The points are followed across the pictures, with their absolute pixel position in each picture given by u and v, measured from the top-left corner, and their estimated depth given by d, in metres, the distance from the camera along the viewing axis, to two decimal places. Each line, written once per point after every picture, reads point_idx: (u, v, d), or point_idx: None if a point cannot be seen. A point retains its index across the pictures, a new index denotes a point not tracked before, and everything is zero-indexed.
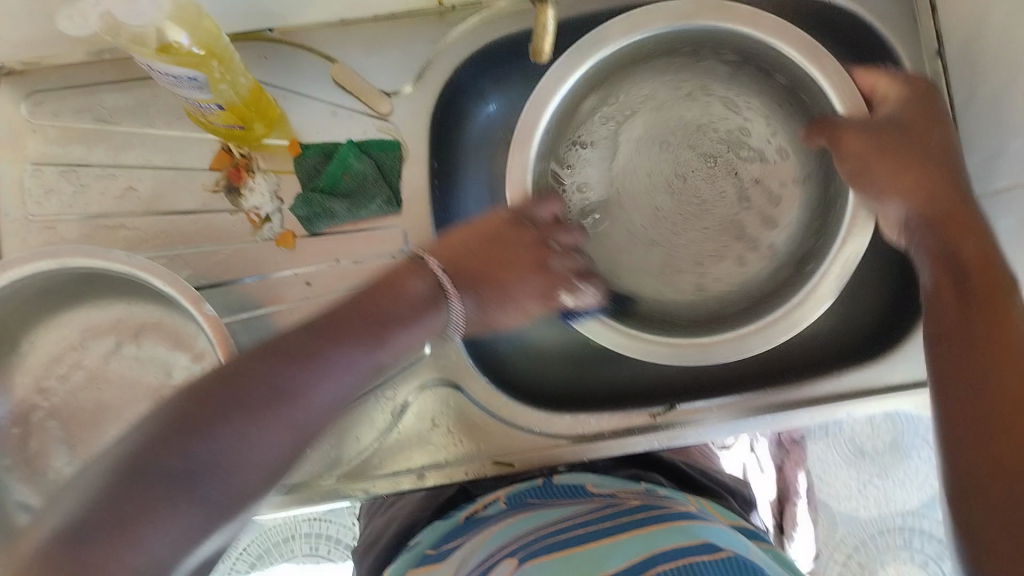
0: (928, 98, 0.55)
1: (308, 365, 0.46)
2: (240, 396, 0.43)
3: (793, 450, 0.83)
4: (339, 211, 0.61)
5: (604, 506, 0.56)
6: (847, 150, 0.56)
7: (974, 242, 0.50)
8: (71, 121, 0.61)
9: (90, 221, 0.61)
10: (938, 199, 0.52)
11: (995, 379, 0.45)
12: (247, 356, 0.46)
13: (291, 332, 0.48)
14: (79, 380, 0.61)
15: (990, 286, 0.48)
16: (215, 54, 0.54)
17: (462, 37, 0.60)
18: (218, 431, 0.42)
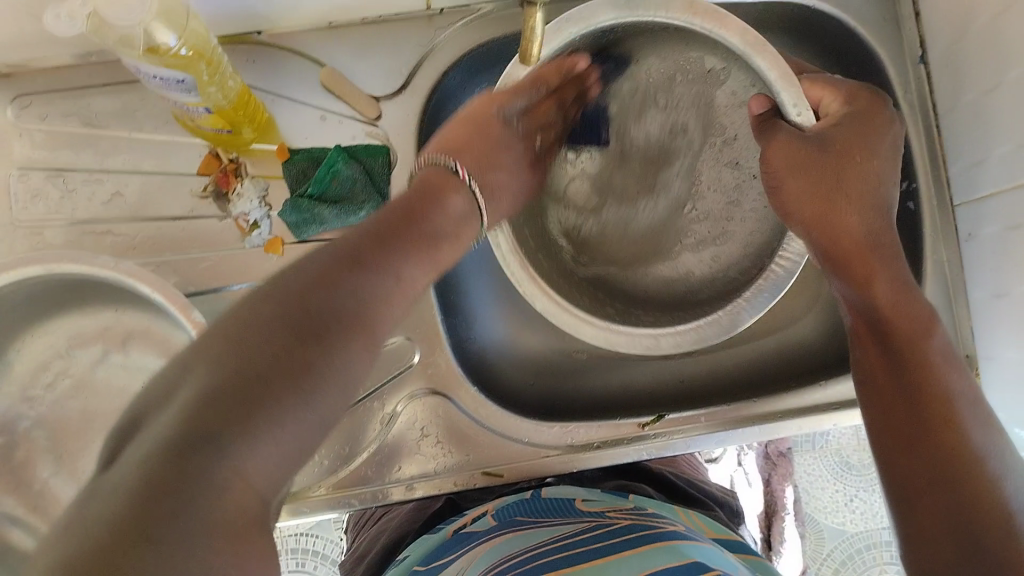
0: (871, 114, 0.53)
1: (384, 291, 0.41)
2: (324, 324, 0.37)
3: (779, 463, 0.91)
4: (329, 217, 0.58)
5: (594, 525, 0.54)
6: (772, 165, 0.51)
7: (885, 285, 0.48)
8: (58, 125, 0.61)
9: (77, 228, 0.60)
10: (839, 237, 0.50)
11: (921, 419, 0.44)
12: (301, 274, 0.39)
13: (343, 246, 0.41)
14: (67, 389, 0.61)
15: (907, 330, 0.47)
16: (205, 56, 0.50)
17: (451, 39, 0.61)
18: (312, 360, 0.36)
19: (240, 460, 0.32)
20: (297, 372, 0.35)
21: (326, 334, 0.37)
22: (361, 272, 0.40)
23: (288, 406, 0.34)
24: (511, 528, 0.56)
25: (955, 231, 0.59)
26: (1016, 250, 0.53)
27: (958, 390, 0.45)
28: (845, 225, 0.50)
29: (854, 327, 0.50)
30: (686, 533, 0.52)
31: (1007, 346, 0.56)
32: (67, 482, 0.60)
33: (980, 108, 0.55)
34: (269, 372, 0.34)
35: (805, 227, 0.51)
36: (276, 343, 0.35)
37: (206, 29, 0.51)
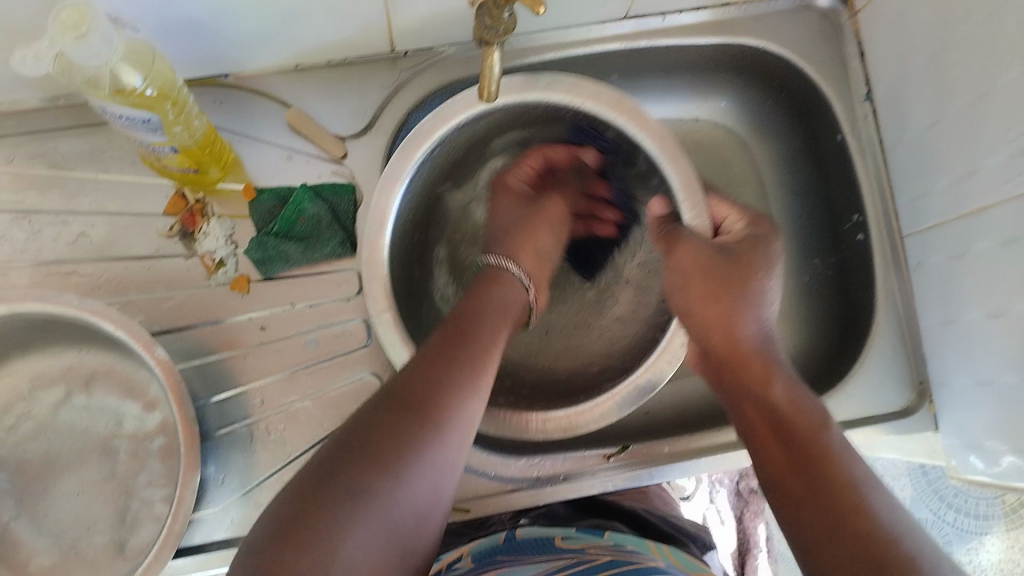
0: (768, 237, 0.56)
1: (432, 430, 0.45)
2: (393, 432, 0.44)
3: (751, 501, 0.90)
4: (294, 253, 0.59)
5: (572, 562, 0.53)
6: (680, 265, 0.55)
7: (782, 388, 0.50)
8: (25, 167, 0.61)
9: (42, 268, 0.60)
10: (725, 337, 0.53)
11: (838, 504, 0.43)
12: (356, 421, 0.45)
13: (394, 381, 0.47)
14: (28, 430, 0.60)
15: (807, 429, 0.48)
16: (170, 96, 0.52)
17: (412, 81, 0.62)
18: (386, 448, 0.43)
19: (360, 517, 0.41)
20: (372, 474, 0.42)
21: (386, 428, 0.44)
22: (449, 368, 0.48)
23: (371, 490, 0.42)
24: (488, 567, 0.55)
25: (903, 259, 0.61)
26: (961, 277, 0.55)
27: (856, 479, 0.45)
28: (736, 332, 0.53)
29: (751, 430, 0.50)
30: (663, 568, 0.52)
31: (956, 370, 0.57)
32: (29, 526, 0.59)
33: (922, 140, 0.57)
34: (349, 472, 0.42)
35: (704, 328, 0.53)
36: (359, 450, 0.43)
37: (171, 69, 0.52)
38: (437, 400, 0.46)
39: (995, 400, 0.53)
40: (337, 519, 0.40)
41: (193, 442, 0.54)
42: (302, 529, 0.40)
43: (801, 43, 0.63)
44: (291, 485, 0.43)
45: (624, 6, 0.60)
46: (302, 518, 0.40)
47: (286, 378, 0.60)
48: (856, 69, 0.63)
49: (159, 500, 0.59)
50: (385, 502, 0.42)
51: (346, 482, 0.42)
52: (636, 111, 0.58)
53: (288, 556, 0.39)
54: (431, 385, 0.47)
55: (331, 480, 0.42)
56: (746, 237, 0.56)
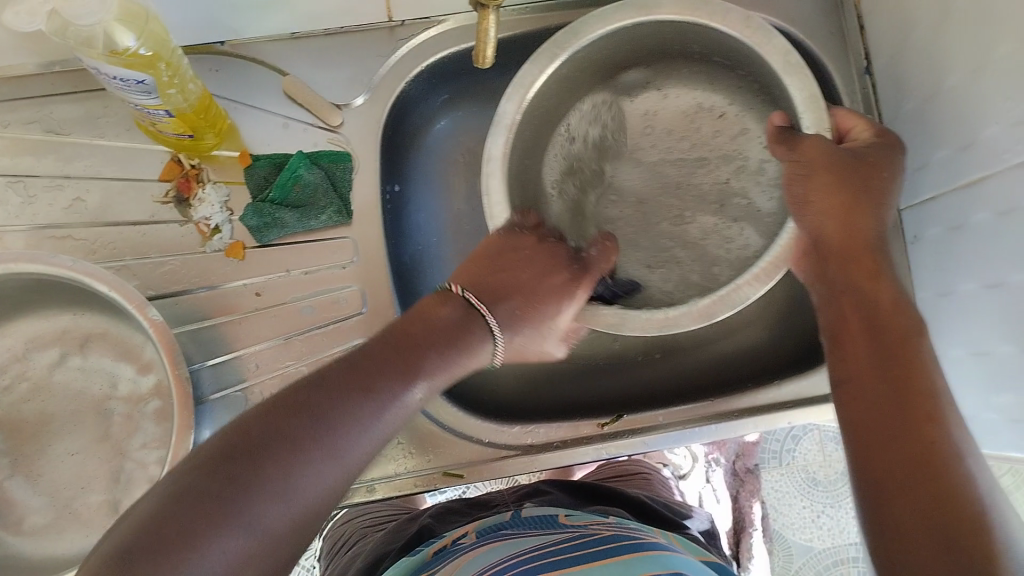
0: (893, 146, 0.50)
1: (315, 444, 0.39)
2: (354, 395, 0.42)
3: (747, 480, 0.93)
4: (290, 220, 0.60)
5: (576, 535, 0.55)
6: (802, 161, 0.50)
7: (887, 289, 0.47)
8: (21, 132, 0.61)
9: (38, 232, 0.61)
10: (831, 238, 0.49)
11: (901, 391, 0.43)
12: (218, 454, 0.38)
13: (292, 395, 0.41)
14: (23, 392, 0.61)
15: (899, 327, 0.45)
16: (163, 58, 0.51)
17: (411, 49, 0.63)
18: (245, 480, 0.37)
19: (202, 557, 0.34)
20: (318, 439, 0.39)
21: (261, 463, 0.37)
22: (364, 373, 0.43)
23: (275, 482, 0.37)
24: (492, 539, 0.56)
25: (902, 233, 0.62)
26: (960, 251, 0.56)
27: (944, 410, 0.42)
28: (854, 228, 0.48)
29: (840, 322, 0.47)
30: (663, 544, 0.54)
31: (956, 345, 0.58)
32: (23, 485, 0.60)
33: (922, 115, 0.58)
34: (259, 458, 0.38)
35: (818, 223, 0.49)
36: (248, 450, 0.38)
37: (167, 31, 0.52)
38: (350, 411, 0.41)
39: (988, 369, 0.55)
40: (274, 471, 0.38)
41: (186, 403, 0.54)
42: (243, 463, 0.37)
43: (799, 17, 0.64)
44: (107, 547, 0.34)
45: None
46: (251, 446, 0.38)
47: (281, 343, 0.60)
48: (855, 43, 0.63)
49: (153, 462, 0.60)
50: (318, 466, 0.39)
51: (291, 441, 0.39)
52: (761, 30, 0.55)
53: (209, 510, 0.35)
54: (340, 395, 0.41)
55: (273, 435, 0.39)
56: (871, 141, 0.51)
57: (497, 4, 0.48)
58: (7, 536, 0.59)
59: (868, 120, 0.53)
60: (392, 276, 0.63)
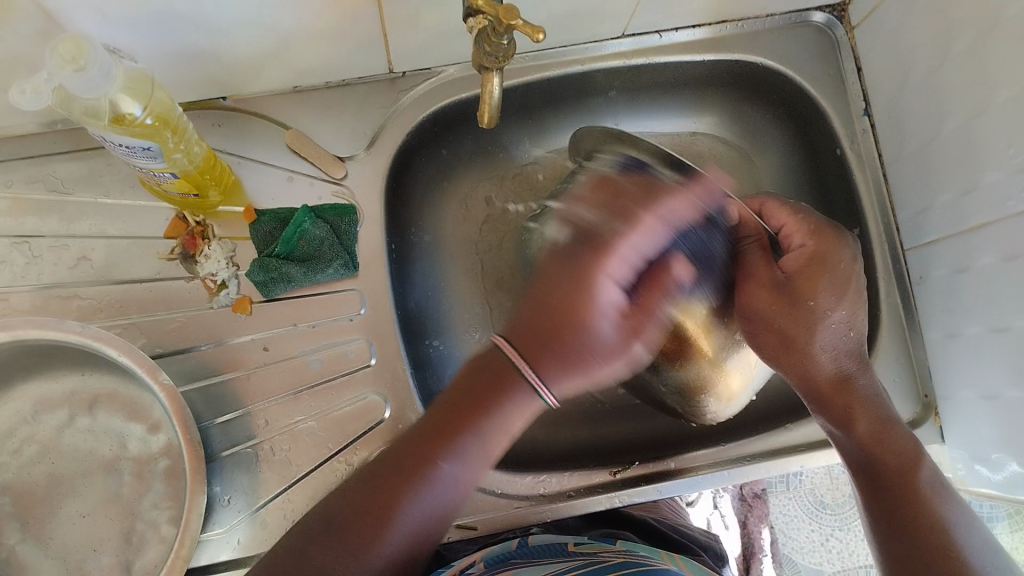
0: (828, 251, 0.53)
1: (419, 469, 0.44)
2: (466, 430, 0.44)
3: (755, 505, 0.89)
4: (295, 275, 0.59)
5: (587, 563, 0.54)
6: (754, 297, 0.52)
7: (867, 410, 0.52)
8: (24, 192, 0.61)
9: (43, 292, 0.60)
10: (823, 381, 0.53)
11: (903, 503, 0.50)
12: (348, 489, 0.44)
13: (404, 437, 0.45)
14: (31, 455, 0.61)
15: (869, 432, 0.52)
16: (170, 124, 0.52)
17: (413, 102, 0.63)
18: (367, 518, 0.43)
19: None
20: (413, 473, 0.44)
21: (381, 499, 0.43)
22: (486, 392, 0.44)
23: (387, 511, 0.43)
24: (503, 569, 0.55)
25: (906, 275, 0.62)
26: (965, 292, 0.56)
27: (906, 451, 0.52)
28: (818, 372, 0.53)
29: (861, 460, 0.52)
30: (674, 571, 0.53)
31: (961, 385, 0.58)
32: (34, 548, 0.59)
33: (921, 157, 0.58)
34: (372, 499, 0.43)
35: (804, 371, 0.53)
36: (365, 489, 0.44)
37: (169, 96, 0.52)
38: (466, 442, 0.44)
39: (1000, 414, 0.55)
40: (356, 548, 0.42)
41: (199, 466, 0.54)
42: (326, 548, 0.42)
43: (796, 58, 0.64)
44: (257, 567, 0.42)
45: (619, 27, 0.61)
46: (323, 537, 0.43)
47: (290, 399, 0.60)
48: (854, 84, 0.64)
49: (165, 521, 0.60)
50: (399, 526, 0.43)
51: (416, 460, 0.44)
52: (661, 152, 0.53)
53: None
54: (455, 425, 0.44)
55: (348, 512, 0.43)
56: (806, 256, 0.53)
57: (500, 67, 0.47)
58: None
59: (800, 215, 0.55)
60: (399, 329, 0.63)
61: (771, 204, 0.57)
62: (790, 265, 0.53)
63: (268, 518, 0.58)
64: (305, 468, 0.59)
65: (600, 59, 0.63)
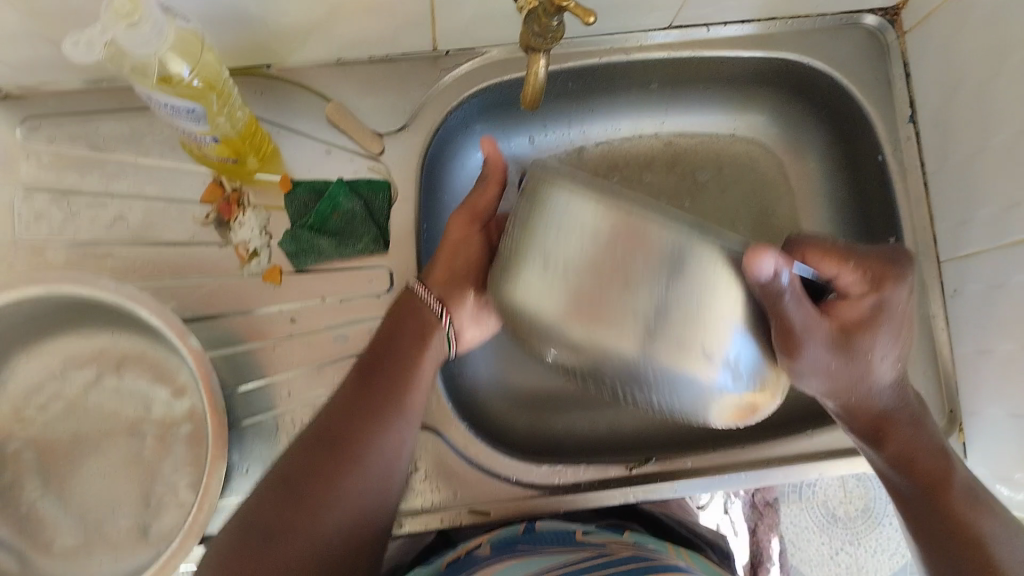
0: (884, 309, 0.49)
1: (345, 464, 0.49)
2: (346, 430, 0.50)
3: (767, 513, 0.86)
4: (327, 248, 0.60)
5: (596, 554, 0.54)
6: (813, 373, 0.49)
7: (902, 440, 0.52)
8: (66, 147, 0.61)
9: (79, 249, 0.60)
10: (855, 416, 0.53)
11: (940, 514, 0.50)
12: (278, 474, 0.48)
13: (321, 424, 0.50)
14: (58, 410, 0.61)
15: (881, 433, 0.53)
16: (217, 89, 0.52)
17: (456, 80, 0.63)
18: (342, 456, 0.49)
19: (321, 515, 0.47)
20: (331, 480, 0.48)
21: (315, 475, 0.48)
22: (329, 445, 0.49)
23: (324, 493, 0.48)
24: (511, 554, 0.55)
25: (941, 289, 0.61)
26: (1000, 307, 0.55)
27: (941, 468, 0.51)
28: (853, 407, 0.52)
29: (892, 477, 0.53)
30: (684, 566, 0.53)
31: (991, 402, 0.57)
32: (54, 503, 0.60)
33: (963, 169, 0.58)
34: (303, 496, 0.47)
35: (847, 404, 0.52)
36: (284, 484, 0.48)
37: (218, 62, 0.52)
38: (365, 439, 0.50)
39: None
40: (333, 476, 0.48)
41: (222, 426, 0.54)
42: (306, 487, 0.47)
43: (846, 61, 0.64)
44: (220, 541, 0.46)
45: (667, 18, 0.60)
46: (269, 526, 0.46)
47: (314, 371, 0.60)
48: (902, 91, 0.63)
49: (184, 486, 0.60)
50: (345, 489, 0.48)
51: (321, 479, 0.48)
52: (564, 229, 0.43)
53: (276, 547, 0.45)
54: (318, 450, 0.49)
55: (317, 462, 0.48)
56: (864, 310, 0.49)
57: (548, 47, 0.47)
58: (39, 559, 0.58)
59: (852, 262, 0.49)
60: None
61: (810, 247, 0.49)
62: (842, 317, 0.49)
63: None
64: None
65: (656, 49, 0.63)
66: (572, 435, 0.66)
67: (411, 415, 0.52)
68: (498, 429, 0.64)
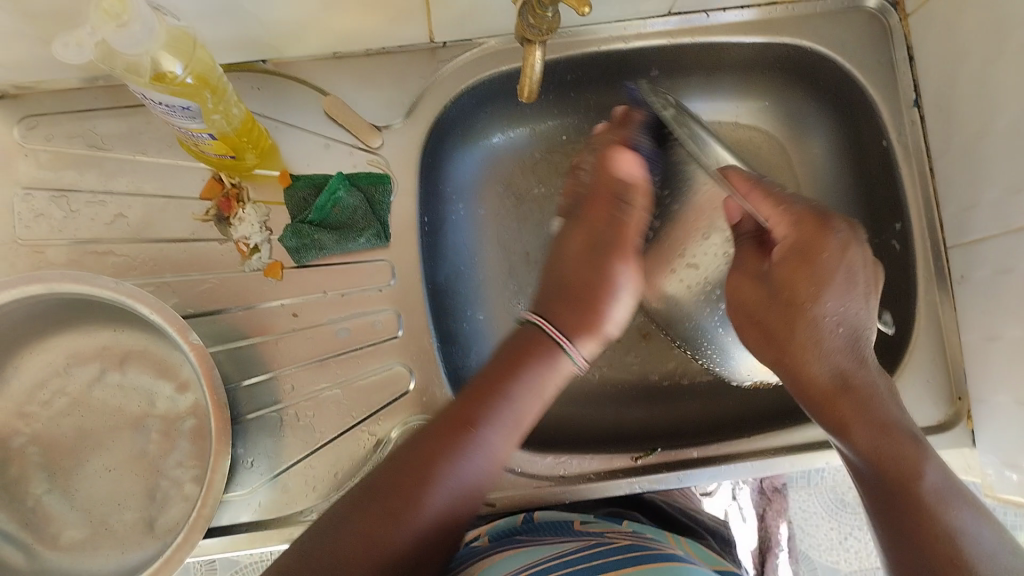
0: (817, 246, 0.52)
1: (434, 472, 0.47)
2: (445, 435, 0.48)
3: (775, 498, 0.83)
4: (328, 242, 0.60)
5: (592, 544, 0.54)
6: (743, 298, 0.56)
7: (863, 426, 0.49)
8: (64, 146, 0.61)
9: (79, 247, 0.60)
10: (813, 390, 0.52)
11: (902, 500, 0.47)
12: (365, 485, 0.47)
13: (412, 439, 0.48)
14: (62, 406, 0.62)
15: (839, 414, 0.50)
16: (209, 85, 0.52)
17: (455, 71, 0.63)
18: (430, 466, 0.47)
19: (402, 527, 0.45)
20: (411, 493, 0.46)
21: (397, 489, 0.46)
22: (434, 439, 0.48)
23: (409, 502, 0.46)
24: (509, 546, 0.55)
25: (948, 275, 0.60)
26: (1005, 293, 0.55)
27: (914, 454, 0.48)
28: (811, 372, 0.52)
29: (858, 469, 0.50)
30: (681, 555, 0.53)
31: (997, 389, 0.56)
32: (59, 499, 0.60)
33: (970, 152, 0.57)
34: (389, 506, 0.46)
35: (799, 376, 0.52)
36: (370, 494, 0.46)
37: (210, 57, 0.52)
38: (454, 452, 0.47)
39: None
40: (413, 492, 0.46)
41: (225, 427, 0.54)
42: (373, 511, 0.45)
43: (850, 45, 0.63)
44: (298, 543, 0.45)
45: (665, 4, 0.59)
46: (340, 547, 0.44)
47: (317, 366, 0.60)
48: (906, 76, 0.62)
49: (189, 480, 0.61)
50: (435, 496, 0.46)
51: (408, 488, 0.46)
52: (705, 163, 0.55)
53: (352, 559, 0.44)
54: (415, 454, 0.47)
55: (392, 478, 0.47)
56: (789, 249, 0.53)
57: (544, 41, 0.46)
58: (45, 551, 0.59)
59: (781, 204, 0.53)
60: (428, 301, 0.63)
61: (733, 173, 0.54)
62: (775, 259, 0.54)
63: (289, 483, 0.58)
64: (329, 435, 0.59)
65: (654, 36, 0.62)
66: (581, 424, 0.66)
67: (501, 435, 0.49)
68: None
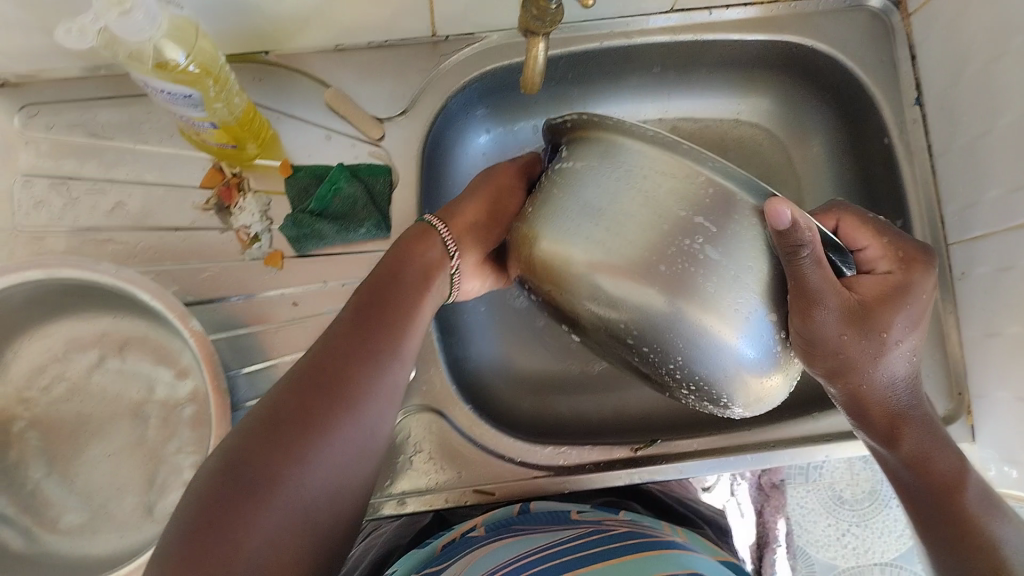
0: (917, 281, 0.49)
1: (311, 431, 0.42)
2: (326, 395, 0.44)
3: (773, 495, 0.84)
4: (328, 232, 0.60)
5: (588, 531, 0.55)
6: (833, 329, 0.46)
7: (912, 442, 0.50)
8: (65, 134, 0.62)
9: (79, 234, 0.61)
10: (871, 406, 0.50)
11: (947, 512, 0.49)
12: (245, 441, 0.41)
13: (280, 399, 0.43)
14: (61, 392, 0.62)
15: (891, 427, 0.50)
16: (213, 73, 0.52)
17: (458, 64, 0.63)
18: (318, 420, 0.42)
19: (295, 487, 0.40)
20: (302, 449, 0.41)
21: (291, 439, 0.41)
22: (327, 392, 0.43)
23: (298, 454, 0.41)
24: (507, 534, 0.56)
25: (949, 271, 0.61)
26: (1011, 290, 0.55)
27: (955, 471, 0.49)
28: (865, 394, 0.49)
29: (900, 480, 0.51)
30: (678, 543, 0.54)
31: (1000, 386, 0.57)
32: (58, 484, 0.61)
33: (973, 150, 0.57)
34: (277, 460, 0.40)
35: (857, 394, 0.50)
36: (263, 438, 0.41)
37: (213, 47, 0.52)
38: (355, 408, 0.44)
39: None
40: (304, 445, 0.41)
41: (222, 414, 0.55)
42: (281, 449, 0.41)
43: (852, 43, 0.63)
44: (189, 504, 0.39)
45: None
46: (220, 507, 0.38)
47: None
48: (908, 74, 0.62)
49: (188, 467, 0.61)
50: (323, 456, 0.42)
51: (289, 445, 0.41)
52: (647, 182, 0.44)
53: (242, 513, 0.38)
54: (305, 412, 0.42)
55: (300, 412, 0.42)
56: (889, 283, 0.49)
57: (546, 33, 0.47)
58: (44, 535, 0.59)
59: (887, 239, 0.51)
60: None
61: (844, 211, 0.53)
62: (869, 286, 0.48)
63: None
64: None
65: (661, 30, 0.62)
66: (575, 416, 0.66)
67: (392, 393, 0.46)
68: (504, 410, 0.65)
